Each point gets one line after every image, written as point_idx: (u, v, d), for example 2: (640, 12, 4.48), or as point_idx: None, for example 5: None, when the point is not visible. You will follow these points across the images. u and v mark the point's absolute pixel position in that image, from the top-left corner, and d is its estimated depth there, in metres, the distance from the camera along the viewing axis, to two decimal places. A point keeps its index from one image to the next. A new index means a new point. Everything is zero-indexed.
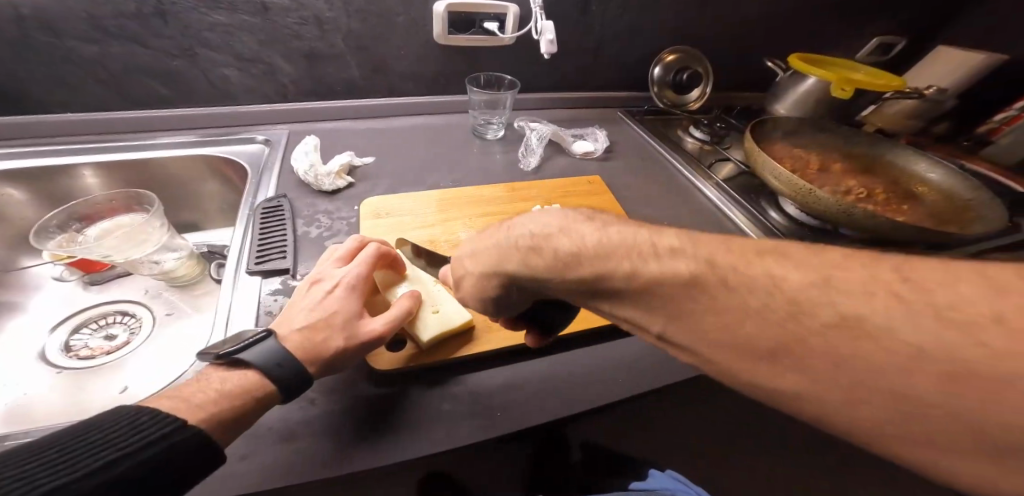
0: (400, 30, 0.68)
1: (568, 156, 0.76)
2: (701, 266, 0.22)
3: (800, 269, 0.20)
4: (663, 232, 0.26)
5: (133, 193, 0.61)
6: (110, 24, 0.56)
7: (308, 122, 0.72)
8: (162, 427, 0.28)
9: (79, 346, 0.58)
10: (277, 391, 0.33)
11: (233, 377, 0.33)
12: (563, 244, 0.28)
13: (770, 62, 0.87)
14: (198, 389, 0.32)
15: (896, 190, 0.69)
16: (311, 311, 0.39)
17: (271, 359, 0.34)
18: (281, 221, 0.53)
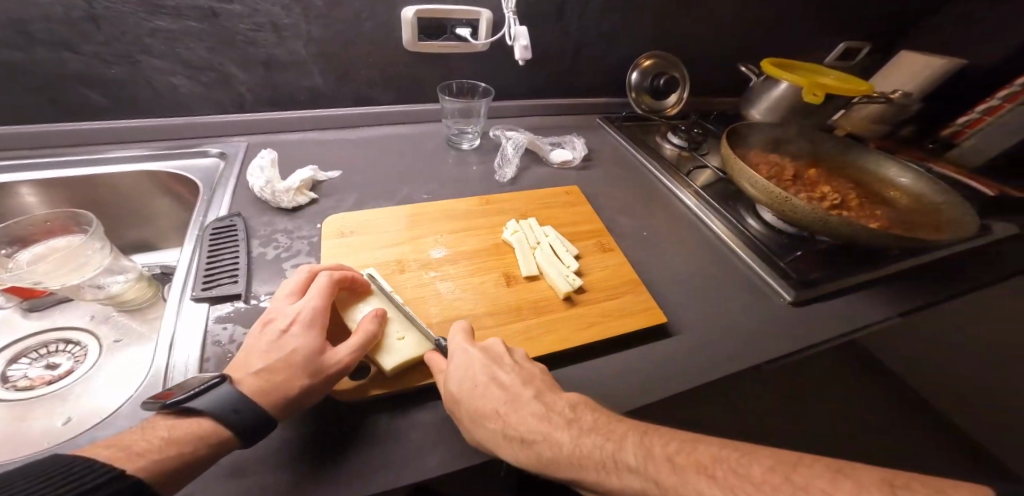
0: (366, 37, 0.64)
1: (546, 166, 0.74)
2: (648, 485, 0.28)
3: (723, 493, 0.25)
4: (623, 442, 0.30)
5: (71, 213, 0.55)
6: (39, 29, 0.50)
7: (270, 134, 0.68)
8: (103, 474, 0.24)
9: (16, 377, 0.51)
10: (235, 439, 0.29)
11: (177, 424, 0.29)
12: (542, 451, 0.32)
13: (744, 68, 0.88)
14: (135, 438, 0.28)
15: (870, 196, 0.70)
16: (265, 353, 0.34)
17: (225, 405, 0.30)
18: (233, 242, 0.49)
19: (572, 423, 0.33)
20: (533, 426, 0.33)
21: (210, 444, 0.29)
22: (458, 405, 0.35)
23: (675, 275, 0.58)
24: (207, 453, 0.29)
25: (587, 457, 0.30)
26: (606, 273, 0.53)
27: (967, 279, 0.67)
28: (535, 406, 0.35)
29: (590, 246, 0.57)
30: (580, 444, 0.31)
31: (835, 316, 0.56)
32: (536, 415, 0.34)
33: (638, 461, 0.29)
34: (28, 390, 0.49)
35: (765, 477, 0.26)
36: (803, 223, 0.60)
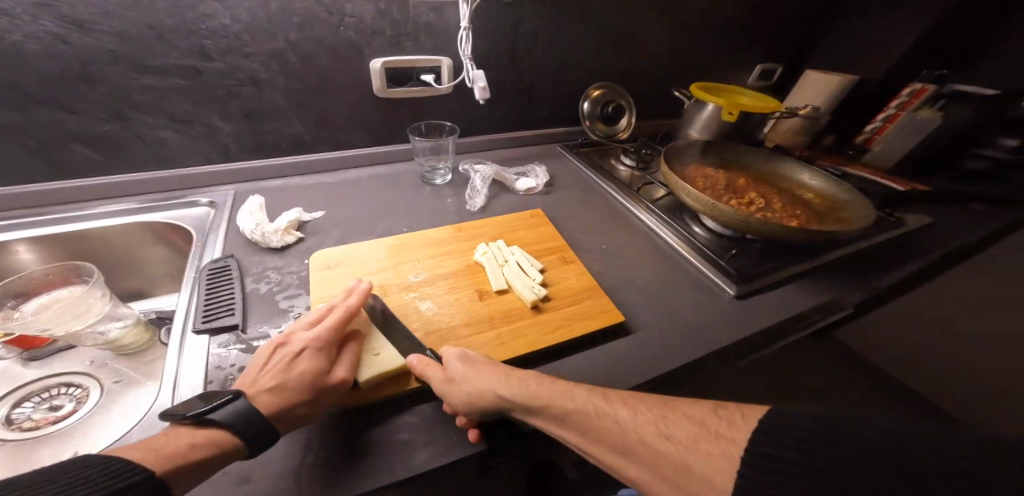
0: (339, 86, 0.71)
1: (512, 193, 0.82)
2: (590, 405, 0.38)
3: (632, 411, 0.36)
4: (579, 385, 0.40)
5: (72, 265, 0.59)
6: (34, 91, 0.54)
7: (255, 181, 0.74)
8: (130, 475, 0.29)
9: (21, 418, 0.55)
10: (240, 446, 0.34)
11: (192, 432, 0.34)
12: (529, 386, 0.40)
13: (678, 93, 1.01)
14: (161, 442, 0.33)
15: (792, 199, 0.80)
16: (275, 370, 0.40)
17: (238, 417, 0.35)
18: (229, 281, 0.54)
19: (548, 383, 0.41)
20: (514, 385, 0.41)
21: (221, 449, 0.34)
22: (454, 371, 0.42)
23: (632, 282, 0.65)
24: (220, 456, 0.33)
25: (554, 390, 0.40)
26: (568, 283, 0.60)
27: (882, 265, 0.77)
28: (518, 373, 0.42)
29: (552, 261, 0.64)
30: (551, 383, 0.41)
31: (770, 305, 0.64)
32: (524, 370, 0.43)
33: (587, 392, 0.39)
34: (34, 430, 0.53)
35: (657, 403, 0.37)
36: (735, 228, 0.69)
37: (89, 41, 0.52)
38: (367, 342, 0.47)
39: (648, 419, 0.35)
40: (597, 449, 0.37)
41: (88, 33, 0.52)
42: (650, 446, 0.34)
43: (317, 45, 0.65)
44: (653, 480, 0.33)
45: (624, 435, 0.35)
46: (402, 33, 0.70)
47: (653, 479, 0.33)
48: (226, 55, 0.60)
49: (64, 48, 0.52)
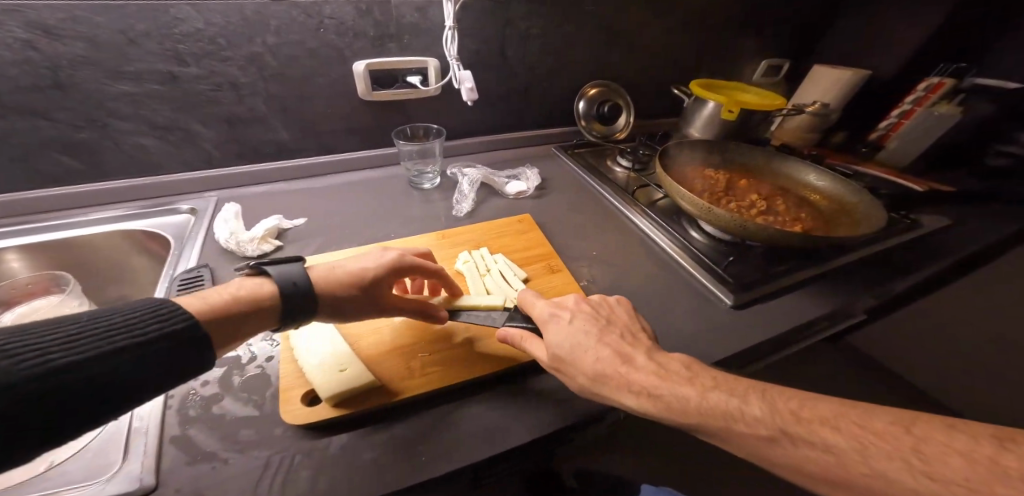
0: (322, 90, 0.69)
1: (502, 197, 0.79)
2: (777, 431, 0.34)
3: (845, 438, 0.32)
4: (748, 399, 0.36)
5: (54, 275, 0.59)
6: (6, 98, 0.53)
7: (238, 187, 0.73)
8: (178, 317, 0.32)
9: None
10: (274, 301, 0.39)
11: (242, 288, 0.38)
12: (674, 401, 0.37)
13: (677, 90, 0.98)
14: (210, 291, 0.37)
15: (797, 200, 0.76)
16: (346, 263, 0.46)
17: (288, 278, 0.40)
18: (200, 291, 0.52)
19: (693, 381, 0.39)
20: (655, 382, 0.39)
21: (262, 299, 0.38)
22: (574, 361, 0.42)
23: (622, 290, 0.62)
24: (259, 307, 0.38)
25: (715, 407, 0.36)
26: (552, 294, 0.57)
27: (897, 270, 0.72)
28: (652, 367, 0.41)
29: (536, 270, 0.61)
30: (706, 398, 0.37)
31: (771, 314, 0.60)
32: (655, 374, 0.40)
33: (763, 413, 0.35)
34: None
35: (882, 429, 0.32)
36: (731, 232, 0.64)
37: (58, 47, 0.51)
38: (333, 358, 0.47)
39: (873, 452, 0.31)
40: (794, 473, 0.34)
41: (57, 38, 0.50)
42: (878, 480, 0.30)
43: (296, 48, 0.63)
44: None
45: (839, 468, 0.31)
46: (385, 34, 0.68)
47: None
48: (201, 59, 0.59)
49: (32, 54, 0.51)
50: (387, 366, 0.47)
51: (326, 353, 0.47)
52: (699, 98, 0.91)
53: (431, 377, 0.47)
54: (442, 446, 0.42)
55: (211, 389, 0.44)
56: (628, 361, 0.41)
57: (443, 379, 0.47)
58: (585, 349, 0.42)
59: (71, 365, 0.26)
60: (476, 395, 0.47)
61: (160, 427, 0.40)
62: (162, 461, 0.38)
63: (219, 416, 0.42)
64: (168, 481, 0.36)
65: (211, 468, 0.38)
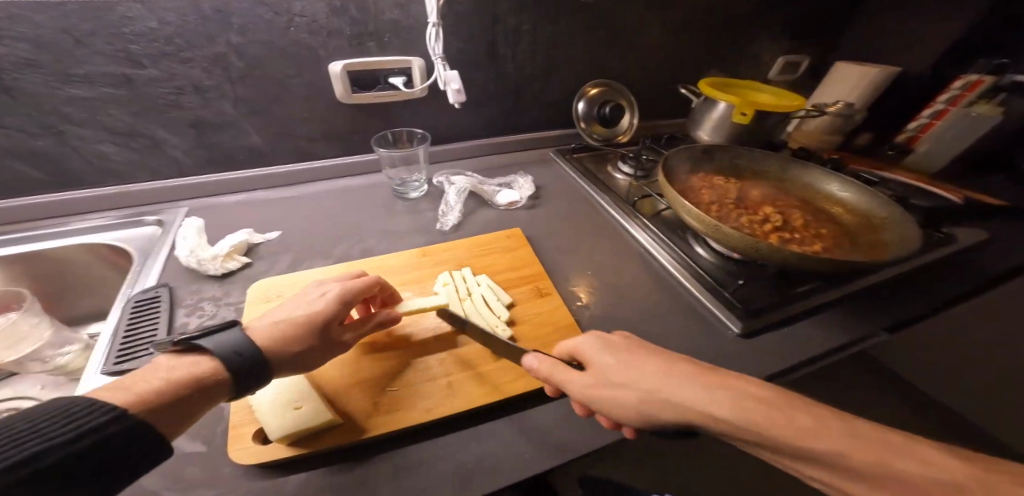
0: (296, 92, 0.65)
1: (493, 208, 0.74)
2: (843, 458, 0.28)
3: (930, 470, 0.26)
4: (804, 417, 0.30)
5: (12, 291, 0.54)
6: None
7: (211, 197, 0.69)
8: (111, 409, 0.27)
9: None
10: (225, 378, 0.33)
11: (181, 368, 0.32)
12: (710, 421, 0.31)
13: (685, 89, 0.92)
14: (143, 375, 0.31)
15: (816, 214, 0.69)
16: (287, 311, 0.40)
17: (228, 348, 0.34)
18: (155, 314, 0.47)
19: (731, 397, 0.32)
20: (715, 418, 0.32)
21: (209, 378, 0.33)
22: (613, 388, 0.36)
23: (618, 315, 0.56)
24: (208, 384, 0.32)
25: (766, 430, 0.30)
26: (540, 320, 0.52)
27: (928, 294, 0.65)
28: (706, 390, 0.33)
29: (523, 293, 0.55)
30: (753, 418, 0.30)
31: (782, 341, 0.54)
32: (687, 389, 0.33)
33: (825, 438, 0.29)
34: None
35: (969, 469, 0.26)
36: (741, 253, 0.57)
37: (0, 49, 0.48)
38: (288, 390, 0.40)
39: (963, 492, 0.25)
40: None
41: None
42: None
43: (263, 48, 0.59)
44: None
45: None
46: (362, 32, 0.63)
47: None
48: (160, 61, 0.55)
49: None
50: (354, 398, 0.41)
51: (283, 384, 0.41)
52: (709, 99, 0.84)
53: (404, 411, 0.40)
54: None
55: None
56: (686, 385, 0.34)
57: (413, 416, 0.40)
58: (625, 376, 0.36)
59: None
60: (449, 438, 0.40)
61: None
62: None
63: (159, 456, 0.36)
64: None
65: None
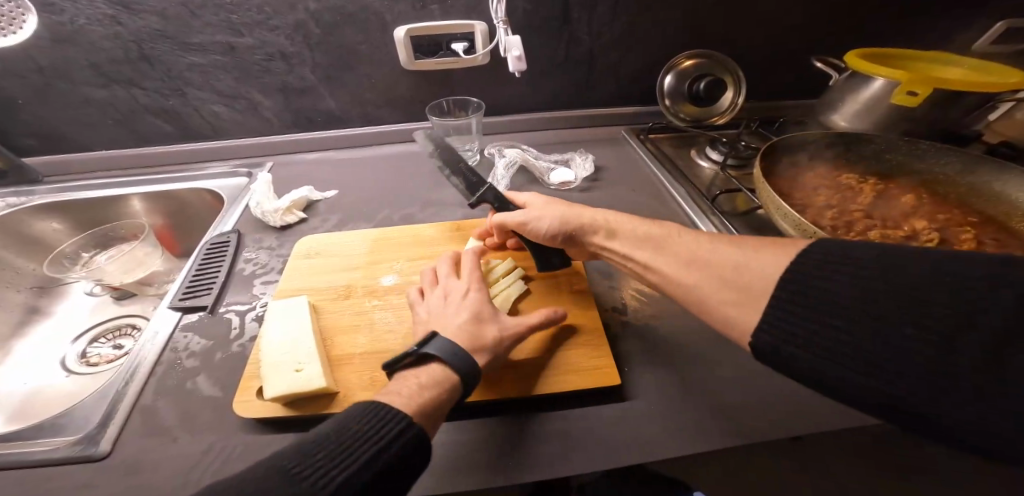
0: (364, 58, 0.67)
1: (543, 187, 0.68)
2: (698, 244, 0.38)
3: (740, 246, 0.35)
4: (686, 234, 0.41)
5: (134, 224, 0.68)
6: (108, 69, 0.64)
7: (291, 154, 0.76)
8: (393, 424, 0.29)
9: (92, 353, 0.62)
10: (463, 388, 0.34)
11: (421, 376, 0.34)
12: (650, 230, 0.44)
13: (819, 63, 0.72)
14: (399, 387, 0.34)
15: (1000, 236, 0.48)
16: (457, 310, 0.41)
17: (447, 349, 0.35)
18: (220, 257, 0.54)
19: (658, 225, 0.44)
20: (663, 234, 0.42)
21: (448, 389, 0.34)
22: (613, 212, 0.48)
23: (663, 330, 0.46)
24: (450, 394, 0.34)
25: (666, 235, 0.42)
26: (563, 321, 0.46)
27: None
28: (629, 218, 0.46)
29: (544, 287, 0.50)
30: (656, 230, 0.43)
31: None
32: (637, 222, 0.45)
33: (688, 242, 0.40)
34: (95, 366, 0.59)
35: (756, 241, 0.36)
36: None
37: (138, 21, 0.59)
38: (290, 354, 0.41)
39: (748, 261, 0.33)
40: (674, 263, 0.39)
41: (134, 13, 0.58)
42: (736, 271, 0.33)
43: (336, 14, 0.62)
44: (727, 272, 0.34)
45: (713, 262, 0.36)
46: None
47: (727, 271, 0.34)
48: (253, 29, 0.62)
49: (120, 29, 0.60)
50: (351, 373, 0.41)
51: (290, 345, 0.41)
52: (858, 73, 0.63)
53: None
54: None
55: (193, 360, 0.44)
56: (652, 223, 0.45)
57: None
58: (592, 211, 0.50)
59: None
60: None
61: (134, 396, 0.40)
62: (123, 427, 0.38)
63: (188, 392, 0.41)
64: (101, 446, 0.36)
65: (162, 443, 0.36)
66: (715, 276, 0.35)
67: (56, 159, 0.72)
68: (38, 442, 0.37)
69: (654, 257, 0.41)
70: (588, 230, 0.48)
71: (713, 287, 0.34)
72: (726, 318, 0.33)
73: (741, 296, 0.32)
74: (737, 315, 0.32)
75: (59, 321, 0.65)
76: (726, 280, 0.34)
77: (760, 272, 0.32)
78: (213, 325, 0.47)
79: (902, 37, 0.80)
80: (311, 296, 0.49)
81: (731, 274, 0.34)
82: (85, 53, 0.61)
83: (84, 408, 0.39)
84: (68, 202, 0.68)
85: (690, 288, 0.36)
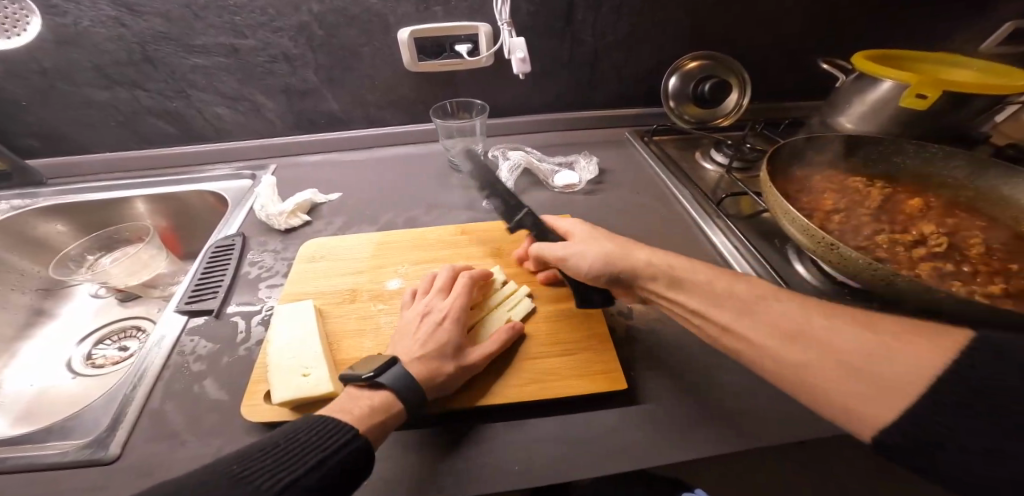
0: (367, 59, 0.67)
1: (547, 189, 0.68)
2: (803, 311, 0.32)
3: (856, 323, 0.30)
4: (784, 296, 0.34)
5: (139, 227, 0.68)
6: (112, 71, 0.64)
7: (295, 156, 0.76)
8: (341, 435, 0.31)
9: (98, 354, 0.62)
10: (408, 414, 0.35)
11: (369, 397, 0.35)
12: (733, 285, 0.37)
13: (825, 64, 0.72)
14: (348, 404, 0.35)
15: (1007, 241, 0.48)
16: (422, 341, 0.40)
17: (403, 385, 0.35)
18: (226, 261, 0.55)
19: (742, 279, 0.37)
20: (747, 293, 0.35)
21: (389, 416, 0.34)
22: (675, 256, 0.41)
23: (667, 335, 0.46)
24: (397, 417, 0.35)
25: (755, 295, 0.35)
26: (569, 325, 0.46)
27: None
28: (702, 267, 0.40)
29: (555, 291, 0.50)
30: (741, 287, 0.36)
31: None
32: (712, 272, 0.39)
33: (789, 308, 0.33)
34: (101, 368, 0.60)
35: (879, 320, 0.30)
36: (862, 284, 0.42)
37: (142, 23, 0.59)
38: (297, 358, 0.41)
39: (879, 350, 0.27)
40: (772, 331, 0.32)
41: (138, 14, 0.58)
42: (855, 355, 0.28)
43: (339, 15, 0.62)
44: (846, 356, 0.28)
45: (833, 343, 0.29)
46: None
47: (844, 354, 0.28)
48: (257, 31, 0.62)
49: (124, 31, 0.60)
50: None
51: (297, 349, 0.42)
52: (865, 75, 0.63)
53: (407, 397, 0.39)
54: (383, 475, 0.35)
55: (201, 364, 0.44)
56: (734, 276, 0.38)
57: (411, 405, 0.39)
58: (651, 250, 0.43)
59: None
60: (440, 431, 0.38)
61: (142, 399, 0.40)
62: (132, 431, 0.38)
63: (196, 395, 0.41)
64: (110, 449, 0.36)
65: (170, 447, 0.37)
66: (828, 357, 0.29)
67: (60, 161, 0.72)
68: (47, 445, 0.37)
69: (739, 319, 0.34)
70: (646, 276, 0.41)
71: (833, 371, 0.28)
72: (849, 413, 0.27)
73: (872, 390, 0.27)
74: (867, 409, 0.27)
75: (65, 322, 0.66)
76: (841, 363, 0.28)
77: (887, 362, 0.27)
78: (220, 329, 0.47)
79: (908, 38, 0.79)
80: (317, 300, 0.49)
81: (853, 360, 0.28)
82: (89, 55, 0.61)
83: (93, 412, 0.40)
84: (72, 205, 0.68)
85: (798, 368, 0.30)
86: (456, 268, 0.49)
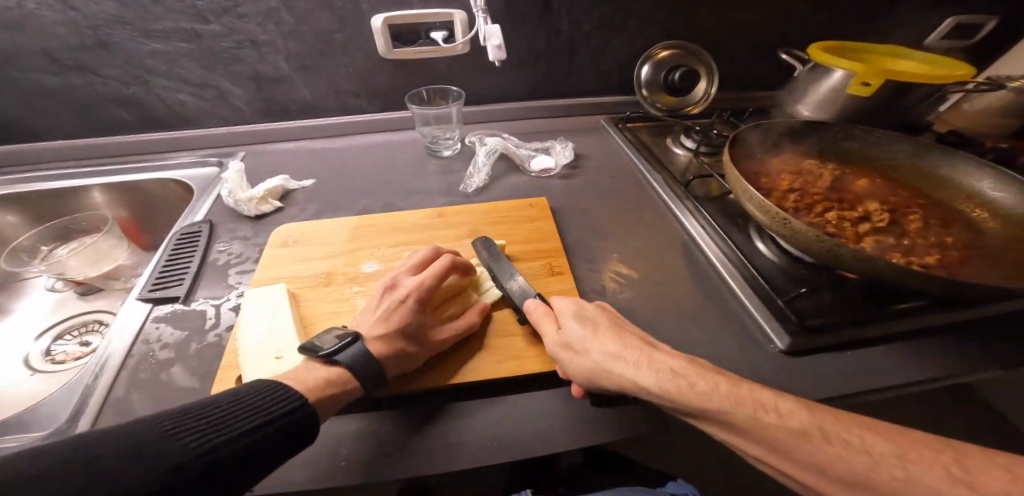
0: (340, 47, 0.66)
1: (524, 174, 0.69)
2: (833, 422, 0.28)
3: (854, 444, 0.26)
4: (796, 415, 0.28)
5: (99, 215, 0.65)
6: (62, 56, 0.60)
7: (266, 143, 0.73)
8: (289, 403, 0.32)
9: (57, 351, 0.59)
10: (363, 390, 0.36)
11: (321, 371, 0.36)
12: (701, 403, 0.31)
13: (785, 55, 0.75)
14: (303, 374, 0.36)
15: (942, 214, 0.53)
16: (384, 318, 0.40)
17: (361, 360, 0.36)
18: (192, 248, 0.53)
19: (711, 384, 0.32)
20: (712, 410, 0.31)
21: (342, 389, 0.35)
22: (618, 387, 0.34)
23: (637, 307, 0.48)
24: (350, 393, 0.36)
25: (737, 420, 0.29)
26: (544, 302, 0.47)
27: None
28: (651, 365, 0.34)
29: (533, 269, 0.51)
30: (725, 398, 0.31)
31: (856, 368, 0.42)
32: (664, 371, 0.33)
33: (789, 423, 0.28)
34: (61, 364, 0.57)
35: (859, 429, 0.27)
36: (814, 257, 0.44)
37: (94, 6, 0.56)
38: (269, 342, 0.40)
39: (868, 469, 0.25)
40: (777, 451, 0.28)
41: None
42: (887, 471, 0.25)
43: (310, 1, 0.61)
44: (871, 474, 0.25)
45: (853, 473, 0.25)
46: None
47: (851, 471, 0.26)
48: (221, 16, 0.60)
49: (75, 15, 0.57)
50: None
51: (268, 332, 0.41)
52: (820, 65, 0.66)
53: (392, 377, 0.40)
54: (366, 453, 0.35)
55: (168, 351, 0.42)
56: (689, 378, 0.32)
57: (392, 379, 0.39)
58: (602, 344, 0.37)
59: (199, 467, 0.26)
60: (418, 407, 0.38)
61: (106, 388, 0.39)
62: (95, 421, 0.36)
63: (163, 383, 0.39)
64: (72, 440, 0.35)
65: None
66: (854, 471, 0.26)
67: (6, 148, 0.67)
68: (5, 439, 0.35)
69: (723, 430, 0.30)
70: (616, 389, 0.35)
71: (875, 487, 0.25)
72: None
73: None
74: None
75: (19, 316, 0.62)
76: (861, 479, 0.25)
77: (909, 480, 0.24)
78: (189, 316, 0.46)
79: (863, 31, 0.84)
80: (291, 283, 0.48)
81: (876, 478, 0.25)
82: (37, 38, 0.58)
83: (51, 404, 0.38)
84: (23, 194, 0.64)
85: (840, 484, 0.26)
86: (439, 248, 0.49)
